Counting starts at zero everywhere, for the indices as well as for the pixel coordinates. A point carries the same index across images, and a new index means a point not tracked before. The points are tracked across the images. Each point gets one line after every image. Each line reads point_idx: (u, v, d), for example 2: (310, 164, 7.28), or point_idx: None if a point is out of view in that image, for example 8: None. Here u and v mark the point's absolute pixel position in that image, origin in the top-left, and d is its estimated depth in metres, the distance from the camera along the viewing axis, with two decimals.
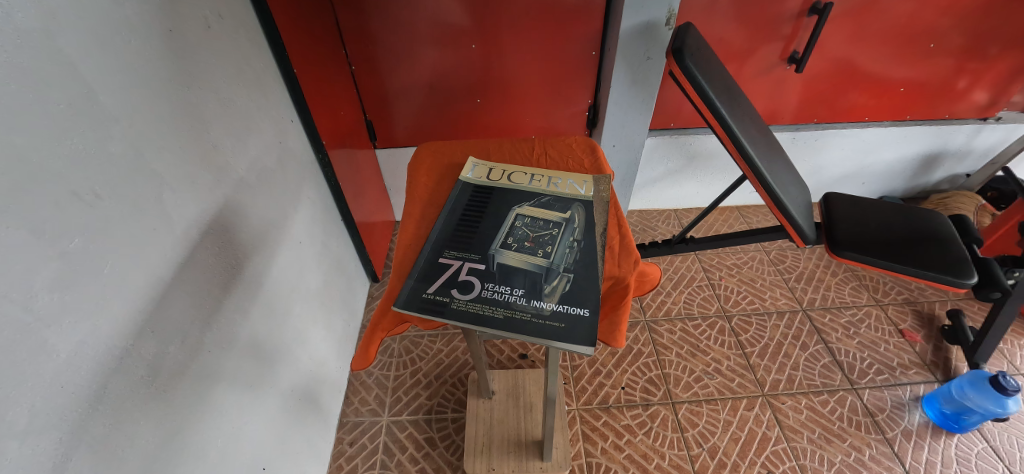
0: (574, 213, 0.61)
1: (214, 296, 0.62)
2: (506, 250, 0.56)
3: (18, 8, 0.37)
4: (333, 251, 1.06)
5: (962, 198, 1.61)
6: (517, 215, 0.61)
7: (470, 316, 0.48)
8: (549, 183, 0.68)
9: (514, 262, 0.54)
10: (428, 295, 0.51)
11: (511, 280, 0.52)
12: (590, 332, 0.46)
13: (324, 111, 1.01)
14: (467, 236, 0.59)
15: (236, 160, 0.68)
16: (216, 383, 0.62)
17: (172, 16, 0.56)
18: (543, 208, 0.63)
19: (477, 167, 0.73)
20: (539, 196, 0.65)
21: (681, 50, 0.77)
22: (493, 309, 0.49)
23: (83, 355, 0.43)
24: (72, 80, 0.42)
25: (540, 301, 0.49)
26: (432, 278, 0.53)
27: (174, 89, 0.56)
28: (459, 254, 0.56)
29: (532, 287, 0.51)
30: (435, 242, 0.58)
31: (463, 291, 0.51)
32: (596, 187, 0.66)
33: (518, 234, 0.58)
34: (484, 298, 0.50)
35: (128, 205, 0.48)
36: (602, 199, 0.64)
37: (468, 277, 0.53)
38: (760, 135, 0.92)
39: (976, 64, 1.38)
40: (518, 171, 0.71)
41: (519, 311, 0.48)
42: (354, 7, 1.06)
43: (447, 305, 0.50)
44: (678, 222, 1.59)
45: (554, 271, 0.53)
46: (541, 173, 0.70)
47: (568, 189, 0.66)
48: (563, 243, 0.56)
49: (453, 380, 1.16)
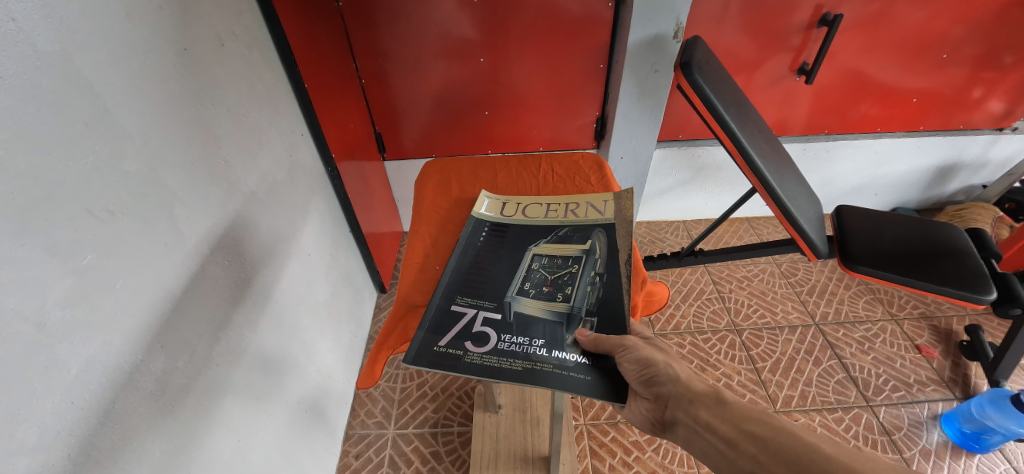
0: (594, 242, 0.60)
1: (223, 310, 0.62)
2: (524, 296, 0.55)
3: (37, 30, 0.38)
4: (341, 263, 1.07)
5: (979, 210, 1.57)
6: (534, 255, 0.61)
7: (485, 369, 0.47)
8: (565, 212, 0.67)
9: (533, 311, 0.53)
10: (440, 348, 0.49)
11: (531, 330, 0.50)
12: (611, 389, 0.44)
13: (335, 126, 1.02)
14: (481, 283, 0.58)
15: (247, 174, 0.68)
16: (225, 397, 0.63)
17: (187, 35, 0.56)
18: (562, 242, 0.62)
19: (489, 203, 0.71)
20: (557, 228, 0.64)
21: (690, 65, 0.76)
22: (510, 362, 0.47)
23: (92, 370, 0.43)
24: (88, 99, 0.43)
25: (563, 351, 0.48)
26: (444, 330, 0.52)
27: (189, 106, 0.56)
28: (471, 301, 0.56)
29: (553, 337, 0.49)
30: (446, 288, 0.58)
31: (477, 344, 0.49)
32: (618, 205, 0.66)
33: (535, 278, 0.57)
34: (502, 352, 0.48)
35: (140, 221, 0.49)
36: (626, 219, 0.62)
37: (483, 328, 0.52)
38: (771, 149, 0.91)
39: (990, 74, 1.36)
40: (532, 203, 0.70)
41: (540, 363, 0.46)
42: (364, 21, 1.07)
43: (461, 359, 0.48)
44: (687, 234, 1.58)
45: (577, 316, 0.51)
46: (557, 201, 0.69)
47: (589, 215, 0.65)
48: (584, 282, 0.55)
49: (460, 393, 1.15)
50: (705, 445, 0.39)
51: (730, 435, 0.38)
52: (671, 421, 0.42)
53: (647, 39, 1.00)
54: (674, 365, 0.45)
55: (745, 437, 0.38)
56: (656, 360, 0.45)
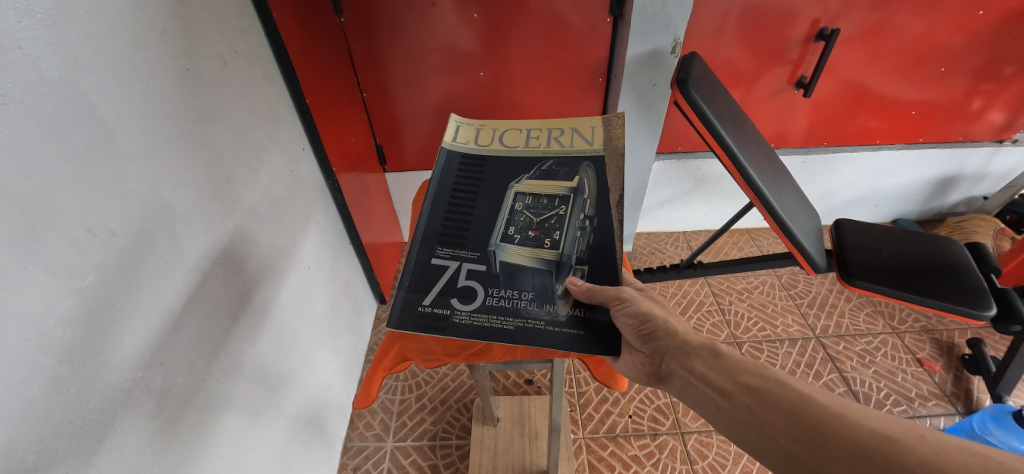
0: (582, 179, 0.58)
1: (223, 326, 0.63)
2: (509, 243, 0.55)
3: (42, 57, 0.39)
4: (341, 275, 1.07)
5: (980, 222, 1.56)
6: (517, 194, 0.59)
7: (474, 329, 0.50)
8: (548, 141, 0.63)
9: (520, 260, 0.54)
10: (424, 308, 0.52)
11: (519, 282, 0.53)
12: (602, 344, 0.50)
13: (336, 139, 1.03)
14: (461, 228, 0.57)
15: (247, 190, 0.69)
16: (224, 411, 0.63)
17: (191, 56, 0.57)
18: (547, 177, 0.59)
19: (462, 129, 0.65)
20: (540, 160, 0.61)
21: (686, 82, 0.77)
22: (502, 320, 0.51)
23: (91, 389, 0.44)
24: (91, 123, 0.43)
25: (553, 306, 0.52)
26: (426, 288, 0.53)
27: (193, 125, 0.58)
28: (451, 252, 0.56)
29: (543, 291, 0.52)
30: (424, 237, 0.57)
31: (465, 301, 0.52)
32: (607, 130, 0.60)
33: (519, 222, 0.57)
34: (491, 308, 0.52)
35: (141, 240, 0.49)
36: (616, 150, 0.58)
37: (467, 283, 0.53)
38: (767, 161, 0.91)
39: (990, 85, 1.36)
40: (510, 129, 0.65)
41: (531, 320, 0.51)
42: (366, 35, 1.09)
43: (449, 319, 0.51)
44: (687, 244, 1.59)
45: (566, 265, 0.53)
46: (537, 127, 0.64)
47: (575, 144, 0.61)
48: (572, 225, 0.55)
49: (458, 406, 1.15)
50: (697, 391, 0.46)
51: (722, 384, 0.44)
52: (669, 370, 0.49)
53: (645, 54, 1.00)
54: (673, 324, 0.52)
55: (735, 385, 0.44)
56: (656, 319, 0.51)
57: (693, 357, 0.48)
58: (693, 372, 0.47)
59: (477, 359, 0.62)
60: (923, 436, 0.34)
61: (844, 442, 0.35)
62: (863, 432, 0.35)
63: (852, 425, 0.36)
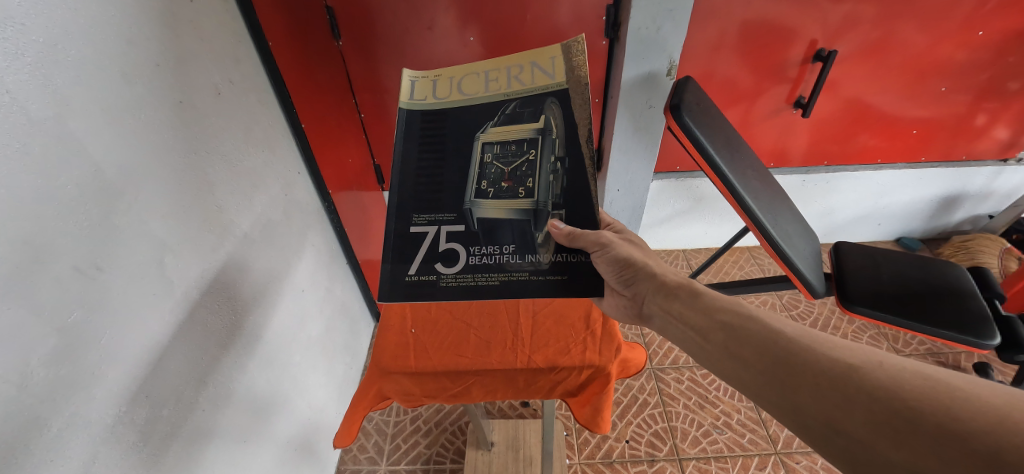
0: (548, 117, 0.55)
1: (212, 355, 0.63)
2: (483, 199, 0.56)
3: (31, 99, 0.39)
4: (336, 296, 1.07)
5: (986, 241, 1.54)
6: (484, 145, 0.57)
7: (462, 288, 0.55)
8: (509, 81, 0.57)
9: (496, 213, 0.56)
10: (411, 277, 0.56)
11: (498, 236, 0.56)
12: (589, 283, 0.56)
13: (334, 161, 1.04)
14: (433, 189, 0.58)
15: (239, 217, 0.69)
16: (211, 440, 0.63)
17: (184, 88, 0.57)
18: (513, 122, 0.57)
19: (417, 84, 0.58)
20: (502, 103, 0.57)
21: (679, 108, 0.76)
22: (487, 277, 0.55)
23: (72, 426, 0.44)
24: (79, 161, 0.44)
25: (536, 255, 0.56)
26: (410, 256, 0.56)
27: (187, 156, 0.58)
28: (428, 217, 0.57)
29: (523, 240, 0.56)
30: (399, 205, 0.57)
31: (448, 264, 0.56)
32: (567, 60, 0.55)
33: (491, 174, 0.57)
34: (475, 267, 0.56)
35: (127, 273, 0.49)
36: (580, 82, 0.54)
37: (450, 246, 0.56)
38: (762, 185, 0.90)
39: (994, 102, 1.35)
40: (467, 74, 0.58)
41: (515, 273, 0.55)
42: (365, 55, 1.10)
43: (437, 282, 0.56)
44: (687, 262, 1.58)
45: (543, 212, 0.56)
46: (495, 66, 0.57)
47: (536, 80, 0.56)
48: (544, 169, 0.56)
49: (453, 428, 1.14)
50: (674, 327, 0.55)
51: (697, 321, 0.53)
52: (651, 311, 0.58)
53: (641, 76, 1.01)
54: (654, 268, 0.60)
55: (710, 322, 0.52)
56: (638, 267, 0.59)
57: (671, 298, 0.57)
58: (671, 312, 0.56)
59: (457, 400, 0.72)
60: (885, 365, 0.40)
61: (809, 368, 0.42)
62: (831, 361, 0.42)
63: (817, 354, 0.43)
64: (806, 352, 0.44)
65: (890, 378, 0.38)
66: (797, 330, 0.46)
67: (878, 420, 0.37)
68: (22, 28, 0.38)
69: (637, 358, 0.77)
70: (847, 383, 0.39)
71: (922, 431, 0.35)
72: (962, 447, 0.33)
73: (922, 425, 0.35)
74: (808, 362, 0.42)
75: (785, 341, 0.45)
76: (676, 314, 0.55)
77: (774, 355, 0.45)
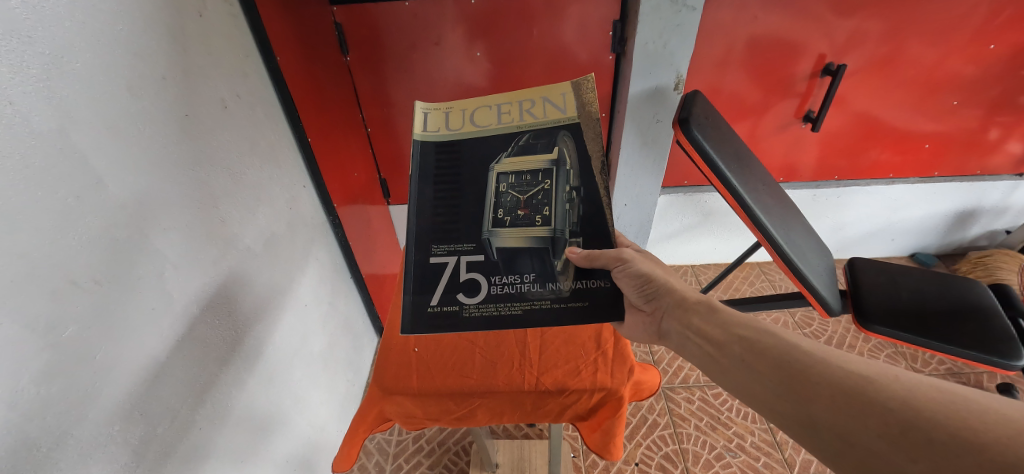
0: (562, 149, 0.56)
1: (211, 371, 0.61)
2: (501, 228, 0.55)
3: (33, 111, 0.39)
4: (340, 311, 1.06)
5: (1004, 257, 1.51)
6: (498, 175, 0.56)
7: (485, 318, 0.53)
8: (520, 113, 0.57)
9: (514, 242, 0.55)
10: (433, 308, 0.53)
11: (518, 265, 0.54)
12: (614, 306, 0.53)
13: (340, 175, 1.04)
14: (452, 219, 0.56)
15: (243, 231, 0.69)
16: (206, 460, 0.61)
17: (190, 102, 0.57)
18: (526, 153, 0.56)
19: (429, 116, 0.58)
20: (515, 135, 0.57)
21: (689, 122, 0.75)
22: (510, 306, 0.53)
23: (62, 446, 0.43)
24: (81, 173, 0.43)
25: (556, 283, 0.54)
26: (430, 288, 0.54)
27: (191, 170, 0.57)
28: (448, 247, 0.55)
29: (543, 269, 0.54)
30: (419, 236, 0.55)
31: (470, 294, 0.54)
32: (577, 97, 0.58)
33: (507, 203, 0.56)
34: (496, 296, 0.54)
35: (125, 288, 0.48)
36: (591, 117, 0.56)
37: (470, 275, 0.54)
38: (774, 200, 0.88)
39: (1007, 116, 1.33)
40: (479, 106, 0.58)
41: (537, 300, 0.53)
42: (372, 70, 1.11)
43: (459, 313, 0.53)
44: (695, 278, 1.56)
45: (560, 239, 0.55)
46: (507, 100, 0.58)
47: (548, 114, 0.57)
48: (559, 199, 0.56)
49: (457, 448, 1.11)
50: (690, 341, 0.53)
51: (715, 335, 0.50)
52: (668, 326, 0.56)
53: (649, 90, 1.00)
54: (672, 283, 0.58)
55: (728, 336, 0.49)
56: (656, 281, 0.58)
57: (689, 312, 0.55)
58: (689, 326, 0.54)
59: (463, 422, 0.70)
60: (901, 378, 0.38)
61: (826, 382, 0.40)
62: (848, 375, 0.40)
63: (833, 368, 0.41)
64: (821, 365, 0.42)
65: (908, 391, 0.37)
66: (815, 345, 0.44)
67: (893, 432, 0.35)
68: (29, 41, 0.39)
69: (650, 381, 0.75)
70: (862, 396, 0.38)
71: (938, 441, 0.33)
72: (978, 459, 0.31)
73: (938, 441, 0.33)
74: (824, 376, 0.40)
75: (801, 355, 0.43)
76: (693, 329, 0.53)
77: (791, 370, 0.43)
